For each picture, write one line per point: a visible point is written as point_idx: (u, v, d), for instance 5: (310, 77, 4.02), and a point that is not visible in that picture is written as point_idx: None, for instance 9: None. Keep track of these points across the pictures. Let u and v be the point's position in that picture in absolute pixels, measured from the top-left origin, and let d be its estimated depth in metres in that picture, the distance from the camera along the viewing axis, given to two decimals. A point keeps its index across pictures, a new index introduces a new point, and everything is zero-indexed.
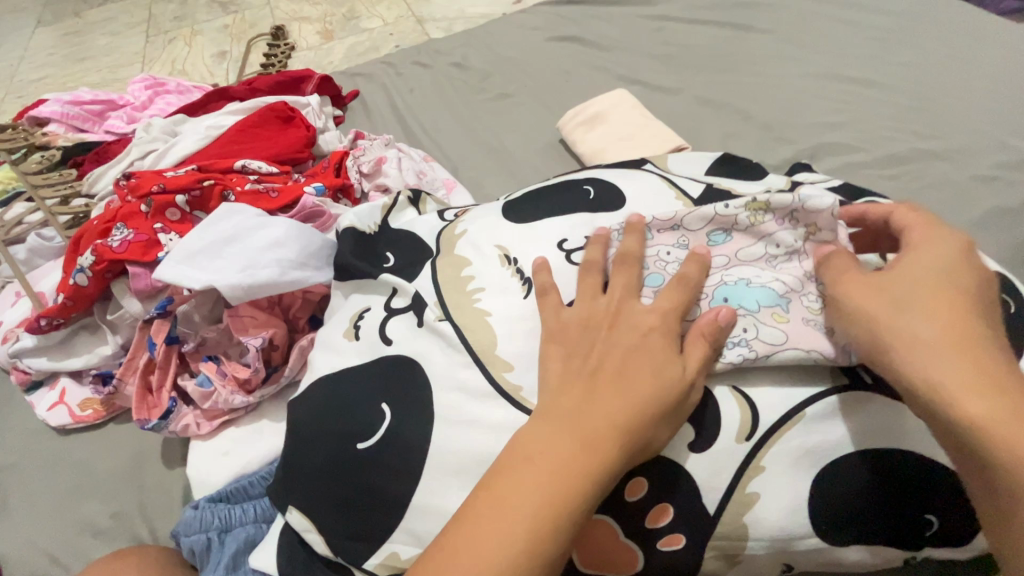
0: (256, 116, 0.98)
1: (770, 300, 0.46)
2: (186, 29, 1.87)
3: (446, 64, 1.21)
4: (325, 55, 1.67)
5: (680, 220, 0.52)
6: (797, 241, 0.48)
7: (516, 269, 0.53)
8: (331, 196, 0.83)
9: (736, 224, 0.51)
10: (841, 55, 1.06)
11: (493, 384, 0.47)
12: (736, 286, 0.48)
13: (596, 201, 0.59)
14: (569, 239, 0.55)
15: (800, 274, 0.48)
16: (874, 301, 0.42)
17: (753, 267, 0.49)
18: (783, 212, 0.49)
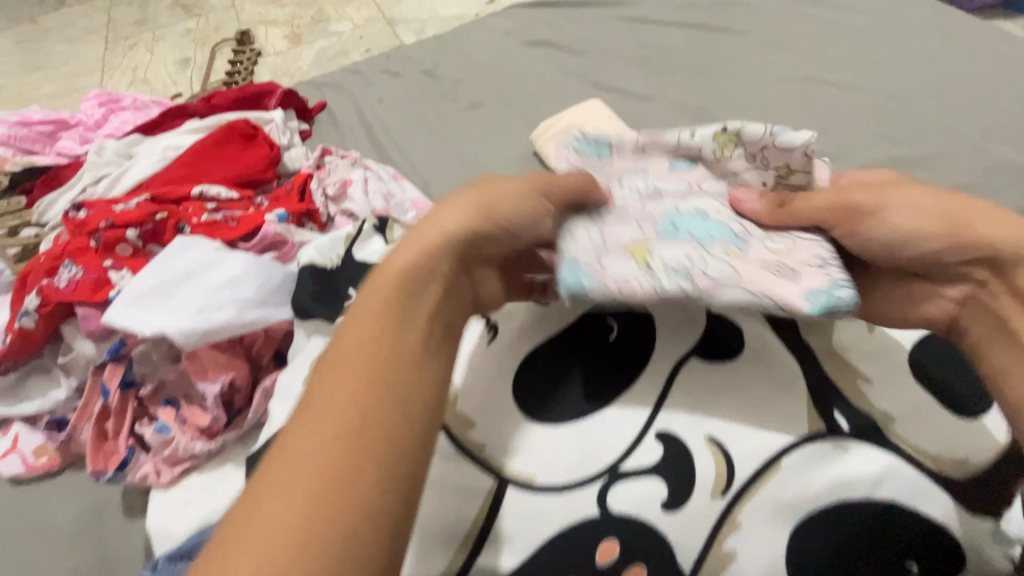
0: (217, 134, 0.94)
1: (723, 239, 0.49)
2: (148, 35, 1.80)
3: (416, 72, 1.17)
4: (293, 60, 1.61)
5: (646, 148, 0.58)
6: (761, 178, 0.56)
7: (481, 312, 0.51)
8: (295, 222, 0.79)
9: (701, 155, 0.57)
10: (819, 58, 1.04)
11: (454, 444, 0.45)
12: (688, 217, 0.51)
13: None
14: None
15: (753, 213, 0.52)
16: (914, 193, 0.49)
17: (711, 198, 0.54)
18: (756, 150, 0.55)
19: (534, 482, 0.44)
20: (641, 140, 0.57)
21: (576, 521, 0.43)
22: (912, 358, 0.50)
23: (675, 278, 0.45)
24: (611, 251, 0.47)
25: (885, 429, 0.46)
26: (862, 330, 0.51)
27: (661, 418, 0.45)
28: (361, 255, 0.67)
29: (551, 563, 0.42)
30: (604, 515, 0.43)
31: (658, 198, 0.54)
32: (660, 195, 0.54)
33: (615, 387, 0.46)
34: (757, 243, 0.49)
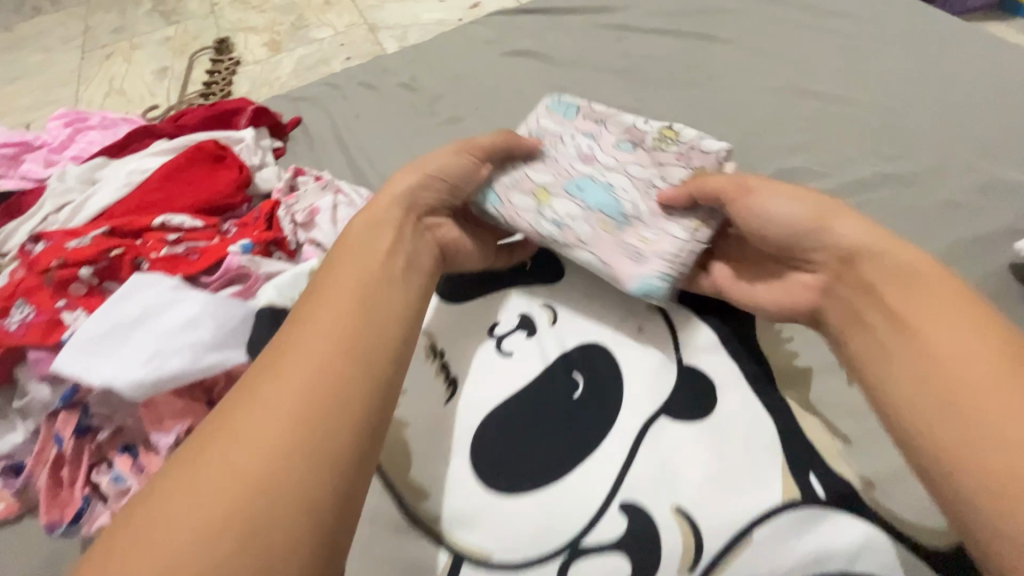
0: (184, 157, 0.90)
1: (607, 213, 0.57)
2: (125, 43, 1.76)
3: (394, 85, 1.14)
4: (272, 68, 1.58)
5: (605, 119, 0.67)
6: (677, 175, 0.61)
7: (442, 366, 0.50)
8: (262, 252, 0.76)
9: (643, 141, 0.64)
10: (805, 69, 1.01)
11: (407, 515, 0.45)
12: (596, 187, 0.60)
13: (532, 272, 0.57)
14: (501, 322, 0.53)
15: (653, 203, 0.58)
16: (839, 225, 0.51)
17: (627, 180, 0.61)
18: (682, 149, 0.62)
19: (489, 558, 0.43)
20: (604, 110, 0.68)
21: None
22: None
23: (554, 224, 0.56)
24: (525, 189, 0.59)
25: (866, 495, 0.44)
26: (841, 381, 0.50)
27: (625, 487, 0.43)
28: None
29: None
30: None
31: (590, 161, 0.63)
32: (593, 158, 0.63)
33: (579, 450, 0.45)
34: (638, 228, 0.56)
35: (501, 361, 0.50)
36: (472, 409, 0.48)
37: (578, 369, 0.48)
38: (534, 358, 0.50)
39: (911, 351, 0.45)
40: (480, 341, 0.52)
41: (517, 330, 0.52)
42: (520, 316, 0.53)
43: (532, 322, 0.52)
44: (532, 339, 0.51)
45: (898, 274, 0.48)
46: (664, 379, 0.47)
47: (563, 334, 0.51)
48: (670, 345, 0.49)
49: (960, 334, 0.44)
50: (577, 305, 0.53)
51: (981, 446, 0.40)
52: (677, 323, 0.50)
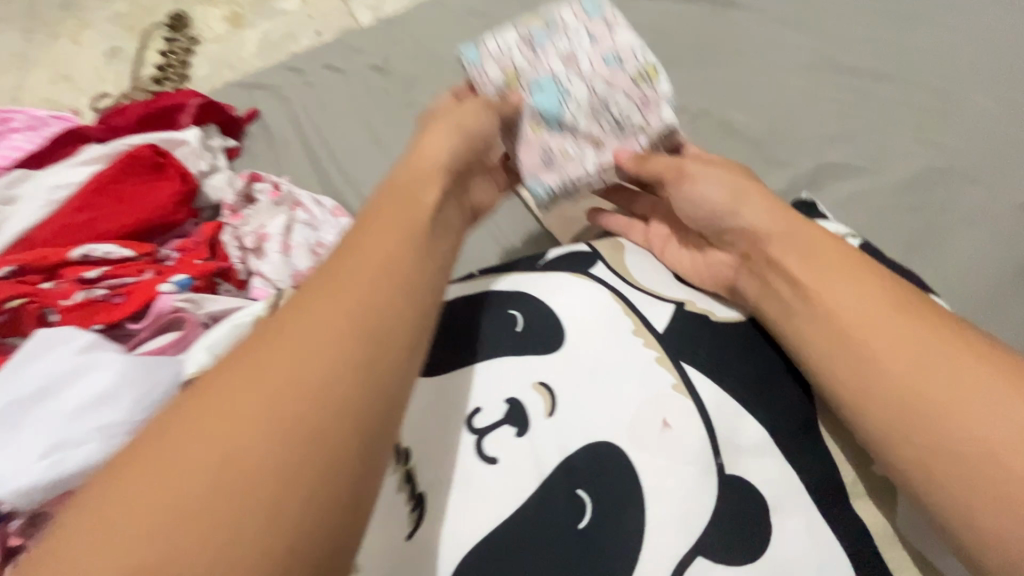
0: (114, 166, 0.76)
1: (550, 111, 0.61)
2: (72, 19, 1.58)
3: (365, 67, 0.99)
4: (234, 46, 1.41)
5: (616, 30, 0.64)
6: (631, 117, 0.61)
7: (407, 473, 0.40)
8: (205, 286, 0.64)
9: (627, 66, 0.62)
10: (843, 41, 0.86)
11: None
12: (556, 85, 0.61)
13: (525, 333, 0.46)
14: (482, 410, 0.43)
15: (592, 125, 0.61)
16: (723, 186, 0.52)
17: (589, 91, 0.61)
18: (647, 96, 0.61)
19: None
20: (620, 24, 0.64)
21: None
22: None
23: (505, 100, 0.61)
24: (504, 63, 0.62)
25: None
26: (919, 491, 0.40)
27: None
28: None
29: None
30: None
31: (569, 62, 0.62)
32: (574, 61, 0.62)
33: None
34: (567, 138, 0.61)
35: (483, 472, 0.40)
36: (450, 543, 0.38)
37: (583, 484, 0.40)
38: (527, 468, 0.41)
39: (819, 323, 0.44)
40: (459, 442, 0.42)
41: (505, 425, 0.42)
42: (509, 403, 0.43)
43: (524, 413, 0.43)
44: (522, 439, 0.42)
45: (804, 251, 0.46)
46: (703, 492, 0.40)
47: (564, 429, 0.42)
48: (706, 443, 0.41)
49: (854, 290, 0.43)
50: (583, 386, 0.43)
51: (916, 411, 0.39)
52: (713, 416, 0.42)
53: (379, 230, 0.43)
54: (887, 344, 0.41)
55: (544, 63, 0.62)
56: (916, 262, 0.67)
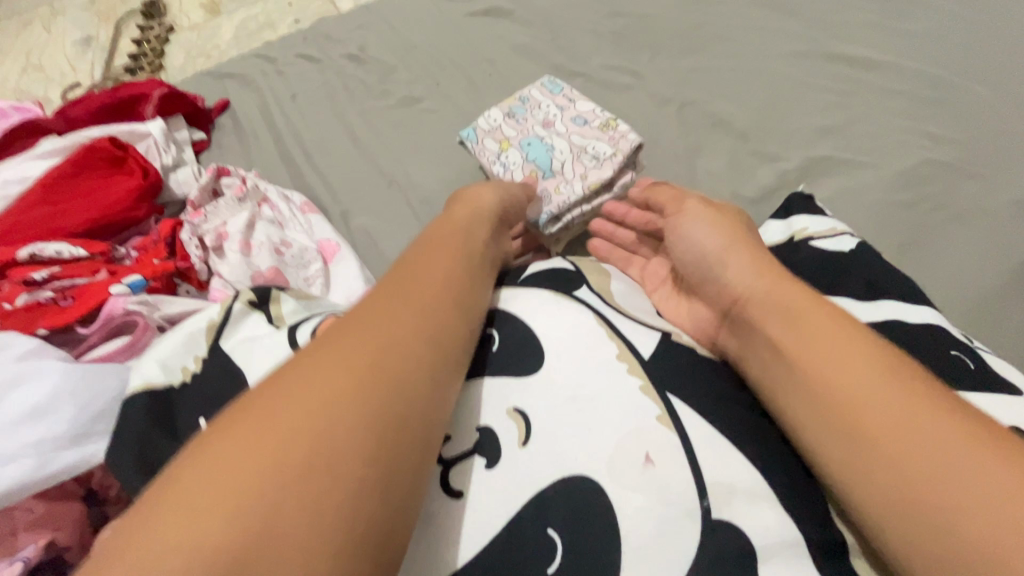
0: (71, 160, 0.73)
1: (540, 162, 0.65)
2: (45, 8, 1.53)
3: (339, 56, 0.95)
4: (210, 35, 1.36)
5: (575, 99, 0.69)
6: (608, 153, 0.63)
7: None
8: (161, 287, 0.61)
9: (593, 123, 0.66)
10: (833, 30, 0.83)
11: None
12: (540, 145, 0.66)
13: (502, 357, 0.44)
14: (453, 439, 0.41)
15: (577, 164, 0.64)
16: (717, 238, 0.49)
17: (567, 144, 0.65)
18: (615, 135, 0.65)
19: None
20: (578, 96, 0.69)
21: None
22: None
23: (501, 170, 0.66)
24: (496, 135, 0.67)
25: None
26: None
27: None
28: (231, 343, 0.50)
29: None
30: None
31: (548, 126, 0.67)
32: (552, 123, 0.67)
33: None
34: (561, 178, 0.63)
35: (448, 507, 0.38)
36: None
37: (552, 522, 0.37)
38: (496, 503, 0.38)
39: (803, 386, 0.39)
40: None
41: (475, 457, 0.40)
42: (482, 432, 0.41)
43: (496, 443, 0.40)
44: (493, 471, 0.39)
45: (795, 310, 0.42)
46: (683, 536, 0.36)
47: (537, 460, 0.39)
48: (690, 482, 0.38)
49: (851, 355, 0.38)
50: (559, 412, 0.41)
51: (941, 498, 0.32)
52: (696, 447, 0.39)
53: (399, 290, 0.41)
54: (879, 406, 0.35)
55: (526, 127, 0.67)
56: (914, 259, 0.64)
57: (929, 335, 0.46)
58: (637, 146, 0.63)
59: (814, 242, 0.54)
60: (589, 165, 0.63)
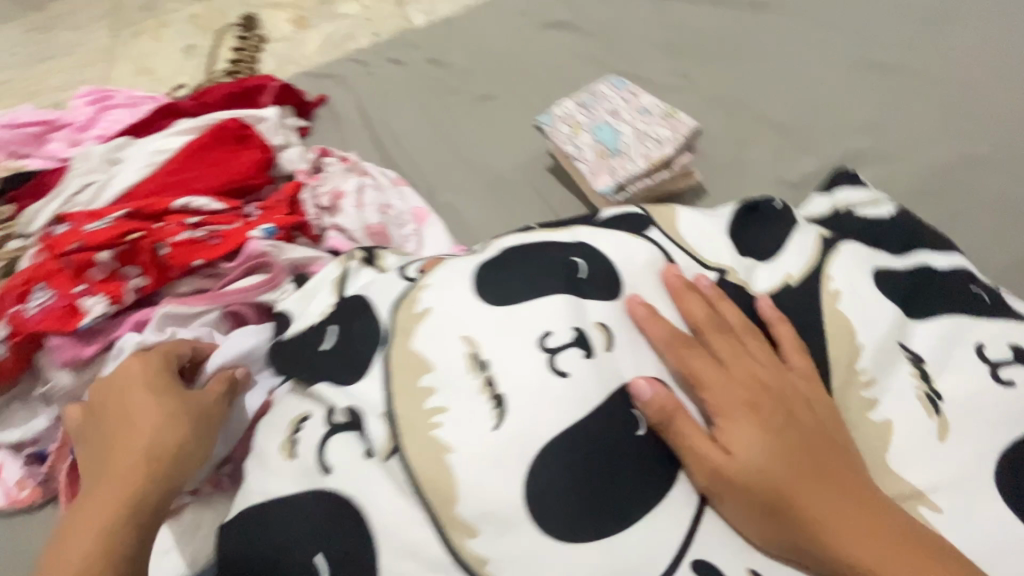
0: (206, 136, 0.87)
1: (608, 144, 0.75)
2: (153, 19, 1.74)
3: (423, 60, 1.08)
4: (299, 45, 1.53)
5: (637, 92, 0.79)
6: (669, 136, 0.73)
7: (487, 381, 0.43)
8: (285, 236, 0.73)
9: (655, 111, 0.77)
10: (872, 41, 0.92)
11: (452, 554, 0.39)
12: (608, 130, 0.76)
13: (587, 279, 0.48)
14: (554, 332, 0.44)
15: (640, 146, 0.74)
16: (711, 388, 0.41)
17: (632, 128, 0.75)
18: (675, 121, 0.75)
19: None
20: (639, 89, 0.80)
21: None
22: (998, 463, 0.40)
23: (573, 149, 0.76)
24: (569, 121, 0.78)
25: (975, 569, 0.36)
26: (928, 439, 0.41)
27: (695, 544, 0.38)
28: (350, 291, 0.57)
29: None
30: None
31: (615, 114, 0.77)
32: (618, 111, 0.77)
33: (642, 500, 0.39)
34: (626, 156, 0.73)
35: (555, 385, 0.41)
36: (525, 441, 0.40)
37: (638, 401, 0.41)
38: (594, 388, 0.42)
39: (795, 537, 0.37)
40: (531, 358, 0.43)
41: (574, 347, 0.43)
42: (577, 331, 0.44)
43: (588, 340, 0.44)
44: (591, 362, 0.43)
45: (778, 458, 0.38)
46: None
47: (624, 361, 0.43)
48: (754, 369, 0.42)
49: (828, 498, 0.37)
50: (635, 333, 0.45)
51: None
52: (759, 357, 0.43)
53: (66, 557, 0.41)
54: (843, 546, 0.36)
55: (595, 115, 0.78)
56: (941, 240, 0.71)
57: (953, 275, 0.50)
58: (695, 131, 0.73)
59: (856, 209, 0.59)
60: (652, 147, 0.73)
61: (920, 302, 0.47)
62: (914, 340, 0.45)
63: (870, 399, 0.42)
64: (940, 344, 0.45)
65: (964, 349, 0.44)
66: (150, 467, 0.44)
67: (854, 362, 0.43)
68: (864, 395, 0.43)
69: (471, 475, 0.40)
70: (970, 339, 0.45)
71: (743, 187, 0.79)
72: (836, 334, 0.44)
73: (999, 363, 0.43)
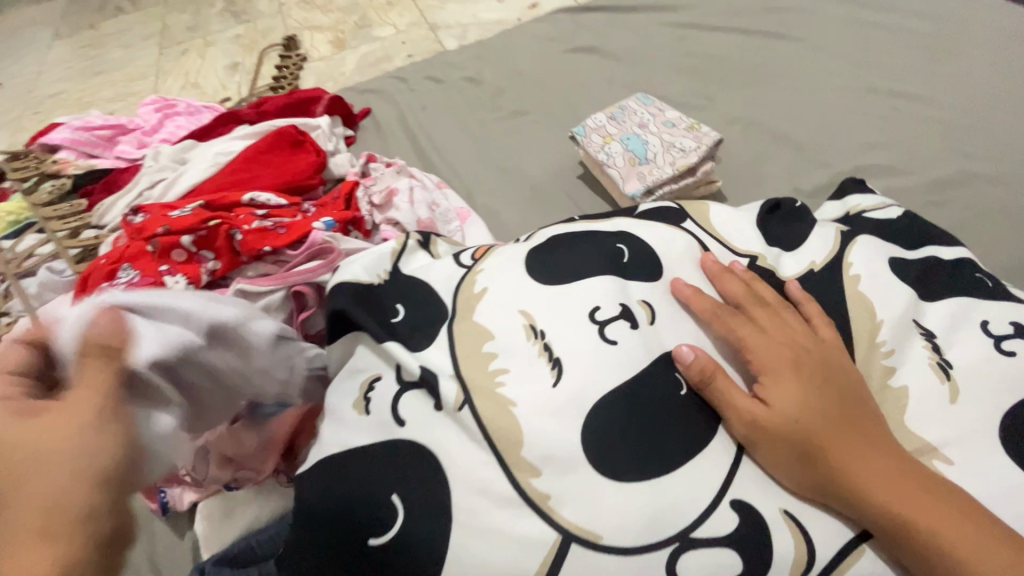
0: (266, 141, 0.95)
1: (637, 152, 0.82)
2: (198, 39, 1.86)
3: (460, 79, 1.17)
4: (337, 65, 1.64)
5: (664, 108, 0.87)
6: (693, 146, 0.81)
7: (544, 346, 0.49)
8: (342, 230, 0.80)
9: (680, 125, 0.84)
10: (878, 68, 1.00)
11: (518, 490, 0.44)
12: (636, 140, 0.83)
13: (629, 264, 0.54)
14: (602, 307, 0.50)
15: (668, 154, 0.81)
16: (752, 351, 0.47)
17: (660, 139, 0.83)
18: (699, 134, 0.82)
19: (600, 541, 0.41)
20: (665, 105, 0.87)
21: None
22: (1003, 422, 0.44)
23: (605, 157, 0.83)
24: (601, 132, 0.86)
25: (983, 507, 0.40)
26: (941, 401, 0.45)
27: (734, 485, 0.43)
28: (408, 270, 0.63)
29: None
30: None
31: (644, 127, 0.85)
32: (646, 125, 0.85)
33: (687, 449, 0.44)
34: (655, 163, 0.80)
35: (605, 351, 0.47)
36: (580, 396, 0.46)
37: (681, 361, 0.47)
38: (639, 353, 0.48)
39: (825, 478, 0.42)
40: (583, 328, 0.49)
41: (621, 319, 0.49)
42: (622, 306, 0.50)
43: (633, 313, 0.50)
44: (636, 332, 0.49)
45: (812, 410, 0.43)
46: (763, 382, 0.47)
47: (664, 333, 0.50)
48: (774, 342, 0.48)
49: (854, 444, 0.42)
50: (678, 308, 0.51)
51: (932, 547, 0.39)
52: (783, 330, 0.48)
53: None
54: (868, 486, 0.41)
55: (626, 127, 0.86)
56: None
57: (958, 264, 0.55)
58: (717, 142, 0.81)
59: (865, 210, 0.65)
60: (679, 155, 0.80)
61: (928, 286, 0.53)
62: (925, 317, 0.50)
63: (890, 367, 0.48)
64: (949, 320, 0.50)
65: (970, 326, 0.49)
66: (62, 519, 0.33)
67: (872, 333, 0.49)
68: (885, 362, 0.48)
69: (533, 423, 0.45)
70: (975, 317, 0.50)
71: (760, 196, 0.85)
72: (854, 309, 0.51)
73: (1003, 336, 0.48)
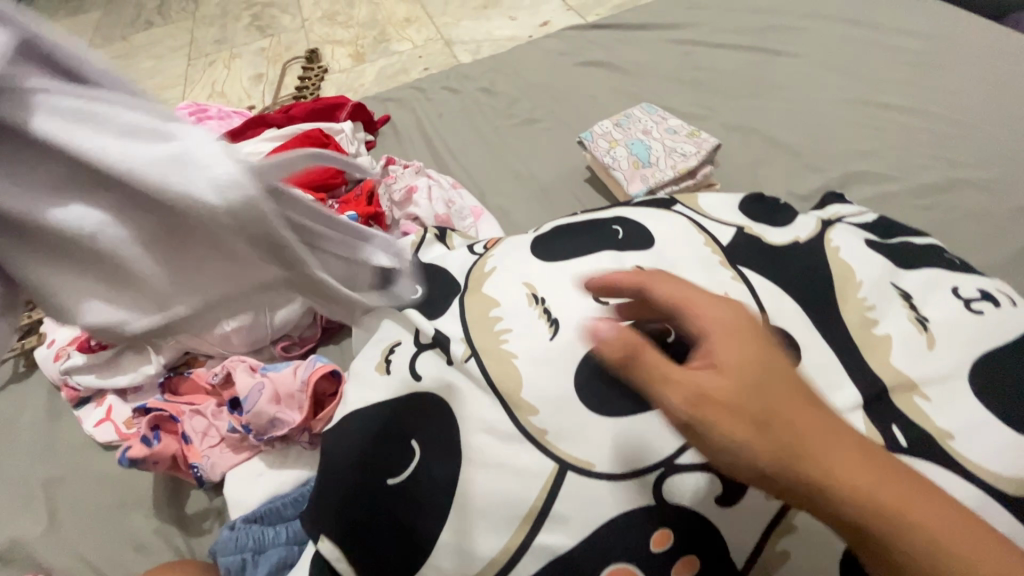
0: (293, 143, 1.01)
1: (641, 156, 0.88)
2: (224, 52, 1.95)
3: (475, 89, 1.24)
4: (356, 77, 1.72)
5: (666, 116, 0.93)
6: (693, 151, 0.86)
7: (544, 310, 0.53)
8: (364, 224, 0.86)
9: (681, 132, 0.90)
10: (871, 83, 1.06)
11: (519, 427, 0.48)
12: (640, 145, 0.89)
13: (625, 239, 0.58)
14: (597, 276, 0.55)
15: (669, 158, 0.86)
16: (688, 313, 0.42)
17: (662, 144, 0.88)
18: (699, 141, 0.88)
19: (592, 468, 0.46)
20: (667, 114, 0.93)
21: (630, 509, 0.44)
22: (969, 367, 0.48)
23: (611, 160, 0.89)
24: (607, 138, 0.91)
25: (939, 442, 0.44)
26: (919, 348, 0.49)
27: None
28: (427, 258, 0.69)
29: (608, 541, 0.44)
30: (660, 505, 0.45)
31: (647, 133, 0.91)
32: (650, 131, 0.91)
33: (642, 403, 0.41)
34: (657, 167, 0.86)
35: (599, 309, 0.52)
36: (573, 347, 0.50)
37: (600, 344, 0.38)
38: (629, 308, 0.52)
39: (782, 454, 0.36)
40: (579, 292, 0.54)
41: None
42: None
43: None
44: None
45: (763, 376, 0.38)
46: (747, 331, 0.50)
47: None
48: (749, 298, 0.52)
49: (805, 411, 0.38)
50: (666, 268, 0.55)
51: (885, 520, 0.35)
52: (760, 291, 0.53)
53: None
54: (824, 459, 0.36)
55: (630, 134, 0.91)
56: None
57: (929, 248, 0.60)
58: (716, 149, 0.87)
59: (839, 212, 0.71)
60: (680, 160, 0.86)
61: (905, 258, 0.57)
62: (903, 281, 0.54)
63: (874, 318, 0.51)
64: (925, 285, 0.54)
65: (943, 291, 0.53)
66: None
67: (855, 291, 0.53)
68: (868, 314, 0.51)
69: (531, 370, 0.50)
70: (946, 284, 0.54)
71: None
72: (836, 271, 0.55)
73: (972, 301, 0.52)
